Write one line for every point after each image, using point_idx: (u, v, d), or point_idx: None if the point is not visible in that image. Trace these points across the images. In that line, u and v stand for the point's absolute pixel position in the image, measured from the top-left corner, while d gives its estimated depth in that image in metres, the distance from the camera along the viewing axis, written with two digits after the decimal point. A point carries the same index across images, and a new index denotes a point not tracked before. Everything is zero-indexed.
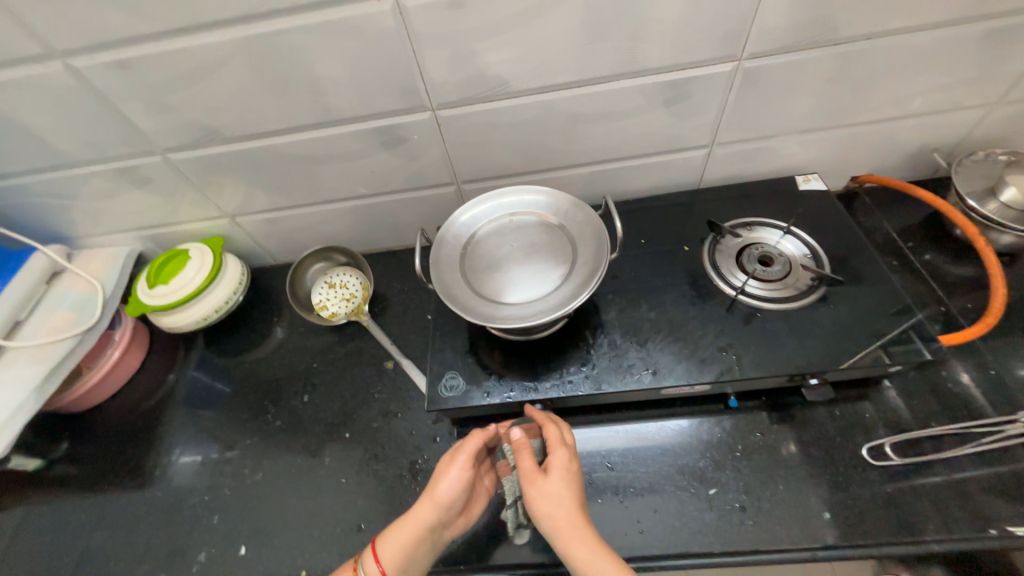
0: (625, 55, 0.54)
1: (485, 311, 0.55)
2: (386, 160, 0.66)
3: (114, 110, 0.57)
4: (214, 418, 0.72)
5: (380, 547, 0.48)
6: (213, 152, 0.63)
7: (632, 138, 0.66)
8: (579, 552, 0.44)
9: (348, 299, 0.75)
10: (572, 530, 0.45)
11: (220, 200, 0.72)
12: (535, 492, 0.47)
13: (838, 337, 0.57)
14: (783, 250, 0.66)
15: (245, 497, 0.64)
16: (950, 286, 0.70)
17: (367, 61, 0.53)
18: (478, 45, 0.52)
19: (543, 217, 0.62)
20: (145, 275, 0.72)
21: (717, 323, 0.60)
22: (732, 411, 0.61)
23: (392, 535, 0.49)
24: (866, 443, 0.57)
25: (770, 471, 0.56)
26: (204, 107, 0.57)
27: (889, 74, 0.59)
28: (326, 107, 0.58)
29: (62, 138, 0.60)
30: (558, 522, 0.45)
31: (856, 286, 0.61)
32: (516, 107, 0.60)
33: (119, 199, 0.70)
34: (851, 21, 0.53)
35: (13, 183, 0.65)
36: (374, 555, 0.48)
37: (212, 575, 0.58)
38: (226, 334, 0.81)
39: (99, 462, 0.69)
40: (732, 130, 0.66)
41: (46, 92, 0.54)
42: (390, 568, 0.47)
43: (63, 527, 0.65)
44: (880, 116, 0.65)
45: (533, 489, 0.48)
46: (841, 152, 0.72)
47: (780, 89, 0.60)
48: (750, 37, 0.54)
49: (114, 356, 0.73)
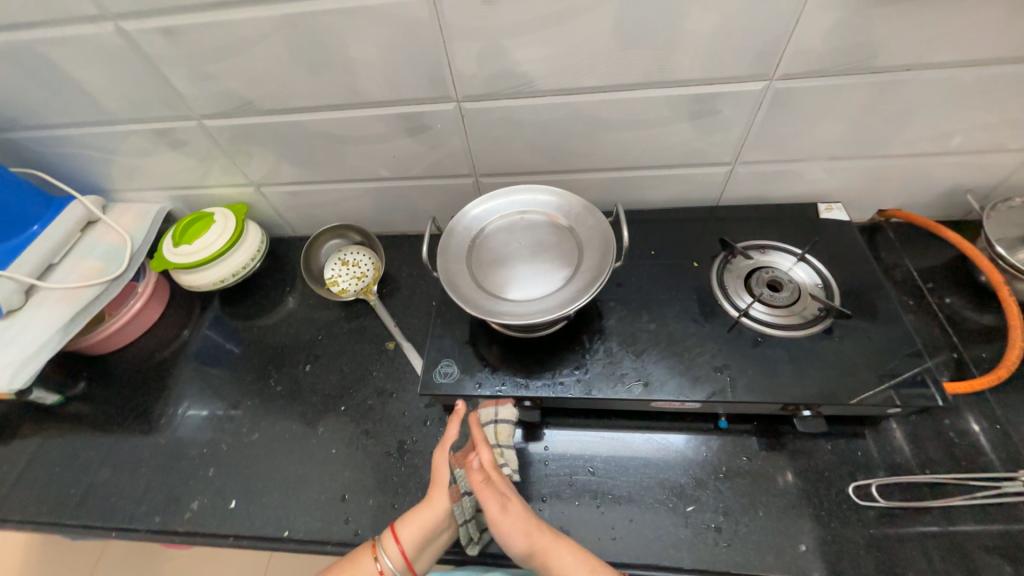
0: (653, 65, 0.54)
1: (485, 304, 0.56)
2: (408, 146, 0.68)
3: (157, 73, 0.59)
4: (220, 377, 0.75)
5: (399, 528, 0.51)
6: (244, 123, 0.66)
7: (653, 148, 0.65)
8: (562, 559, 0.48)
9: (359, 277, 0.79)
10: (550, 542, 0.49)
11: (248, 169, 0.74)
12: (506, 528, 0.49)
13: (838, 371, 0.56)
14: (794, 277, 0.65)
15: (240, 454, 0.66)
16: (967, 333, 0.67)
17: (398, 48, 0.54)
18: (508, 42, 0.53)
19: (553, 218, 0.63)
20: (171, 233, 0.76)
21: (715, 343, 0.60)
22: (721, 432, 0.60)
23: (410, 518, 0.52)
24: (854, 482, 0.56)
25: (752, 497, 0.56)
26: (240, 79, 0.59)
27: (927, 108, 0.57)
28: (356, 89, 0.59)
29: (107, 95, 0.63)
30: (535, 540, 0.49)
31: (865, 321, 0.60)
32: (540, 106, 0.60)
33: (154, 159, 0.73)
34: (892, 50, 0.51)
35: (60, 134, 0.69)
36: (394, 535, 0.51)
37: (201, 524, 0.61)
38: (240, 298, 0.85)
39: (112, 404, 0.73)
40: (757, 151, 0.65)
41: (96, 51, 0.57)
42: (409, 548, 0.50)
43: (72, 461, 0.69)
44: (913, 150, 0.63)
45: (503, 525, 0.49)
46: (868, 184, 0.70)
47: (811, 113, 0.59)
48: (784, 58, 0.52)
49: (136, 305, 0.77)
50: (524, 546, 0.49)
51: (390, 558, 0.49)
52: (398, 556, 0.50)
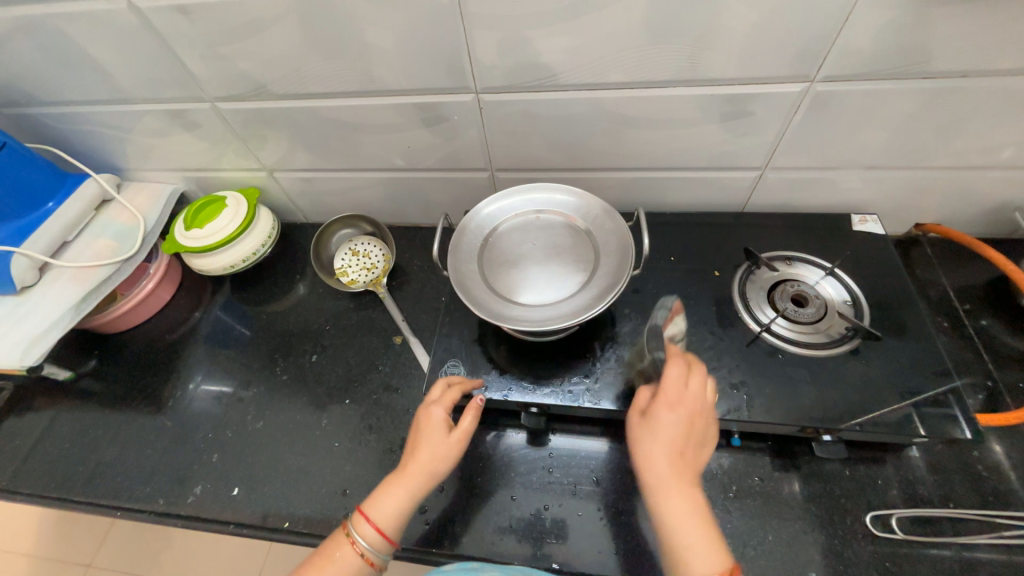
0: (685, 62, 0.51)
1: (495, 307, 0.54)
2: (423, 137, 0.65)
3: (170, 53, 0.58)
4: (227, 362, 0.75)
5: (369, 506, 0.48)
6: (258, 107, 0.64)
7: (679, 149, 0.62)
8: (672, 504, 0.41)
9: (369, 268, 0.78)
10: (670, 487, 0.42)
11: (261, 154, 0.73)
12: (644, 439, 0.44)
13: (862, 395, 0.53)
14: (821, 292, 0.62)
15: (244, 442, 0.67)
16: (1002, 359, 0.64)
17: (417, 35, 0.52)
18: (531, 32, 0.50)
19: (571, 219, 0.60)
20: (183, 216, 0.75)
21: (733, 358, 0.57)
22: (734, 450, 0.58)
23: (380, 496, 0.48)
24: (871, 511, 0.53)
25: (762, 519, 0.54)
26: (254, 62, 0.57)
27: (981, 118, 0.53)
28: (371, 76, 0.57)
29: (122, 74, 0.62)
30: (657, 473, 0.42)
31: (894, 343, 0.57)
32: (562, 101, 0.58)
33: (168, 139, 0.72)
34: (949, 54, 0.47)
35: (75, 111, 0.69)
36: (363, 516, 0.47)
37: (204, 509, 0.61)
38: (250, 283, 0.84)
39: (121, 383, 0.74)
40: (790, 156, 0.61)
41: (109, 27, 0.55)
42: (382, 524, 0.47)
43: (82, 437, 0.70)
44: (960, 162, 0.59)
45: (642, 438, 0.44)
46: (907, 196, 0.66)
47: (852, 119, 0.55)
48: (827, 59, 0.49)
49: (147, 287, 0.77)
50: (648, 469, 0.43)
51: (363, 537, 0.46)
52: (372, 535, 0.46)
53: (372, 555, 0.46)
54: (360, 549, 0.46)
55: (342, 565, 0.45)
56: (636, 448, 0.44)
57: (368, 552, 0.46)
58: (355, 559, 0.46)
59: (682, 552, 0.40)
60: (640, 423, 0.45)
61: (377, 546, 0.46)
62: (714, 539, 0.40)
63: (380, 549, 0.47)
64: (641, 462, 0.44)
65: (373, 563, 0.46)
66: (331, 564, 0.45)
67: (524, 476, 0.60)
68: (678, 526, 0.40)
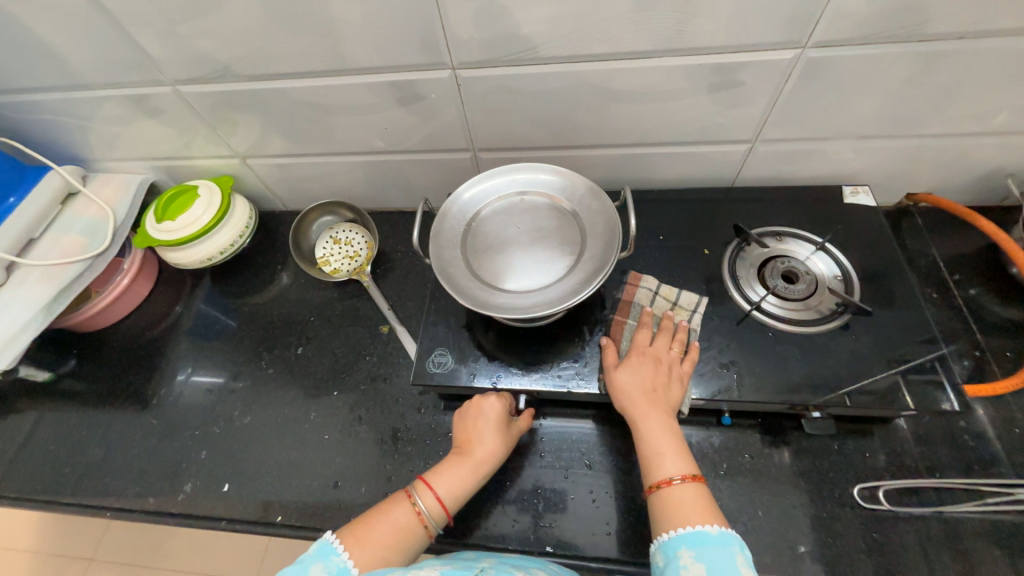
0: (671, 30, 0.48)
1: (480, 295, 0.53)
2: (400, 117, 0.62)
3: (123, 33, 0.54)
4: (211, 357, 0.74)
5: (433, 477, 0.50)
6: (223, 90, 0.60)
7: (667, 123, 0.60)
8: (647, 422, 0.49)
9: (352, 256, 0.76)
10: (647, 409, 0.50)
11: (232, 140, 0.70)
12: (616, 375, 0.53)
13: (852, 371, 0.53)
14: (811, 268, 0.61)
15: (233, 438, 0.66)
16: (990, 328, 0.64)
17: (387, 8, 0.48)
18: (507, 1, 0.47)
19: (555, 200, 0.59)
20: (153, 208, 0.72)
21: (722, 337, 0.57)
22: (724, 428, 0.58)
23: (444, 469, 0.51)
24: (858, 483, 0.54)
25: (752, 496, 0.54)
26: (214, 41, 0.54)
27: (977, 83, 0.51)
28: (341, 54, 0.54)
29: (73, 58, 0.57)
30: (633, 399, 0.51)
31: (884, 318, 0.57)
32: (543, 75, 0.55)
33: (131, 127, 0.69)
34: (946, 15, 0.45)
35: (27, 99, 0.65)
36: (428, 484, 0.49)
37: (195, 506, 0.61)
38: (230, 275, 0.82)
39: (103, 383, 0.72)
40: (782, 128, 0.59)
41: (53, 6, 0.51)
42: (445, 496, 0.49)
43: (67, 438, 0.69)
44: (953, 130, 0.58)
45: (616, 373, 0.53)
46: (899, 166, 0.65)
47: (845, 87, 0.53)
48: (819, 23, 0.46)
49: (123, 282, 0.74)
50: (626, 396, 0.51)
51: (426, 503, 0.48)
52: (434, 503, 0.48)
53: (432, 525, 0.48)
54: (422, 514, 0.47)
55: (402, 525, 0.46)
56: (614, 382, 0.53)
57: (429, 520, 0.47)
58: (417, 522, 0.47)
59: (653, 458, 0.47)
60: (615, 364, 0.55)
61: (436, 516, 0.48)
62: (681, 449, 0.48)
63: (438, 522, 0.48)
64: (619, 391, 0.52)
65: (429, 534, 0.48)
66: (394, 522, 0.46)
67: (515, 462, 0.59)
68: (653, 437, 0.48)
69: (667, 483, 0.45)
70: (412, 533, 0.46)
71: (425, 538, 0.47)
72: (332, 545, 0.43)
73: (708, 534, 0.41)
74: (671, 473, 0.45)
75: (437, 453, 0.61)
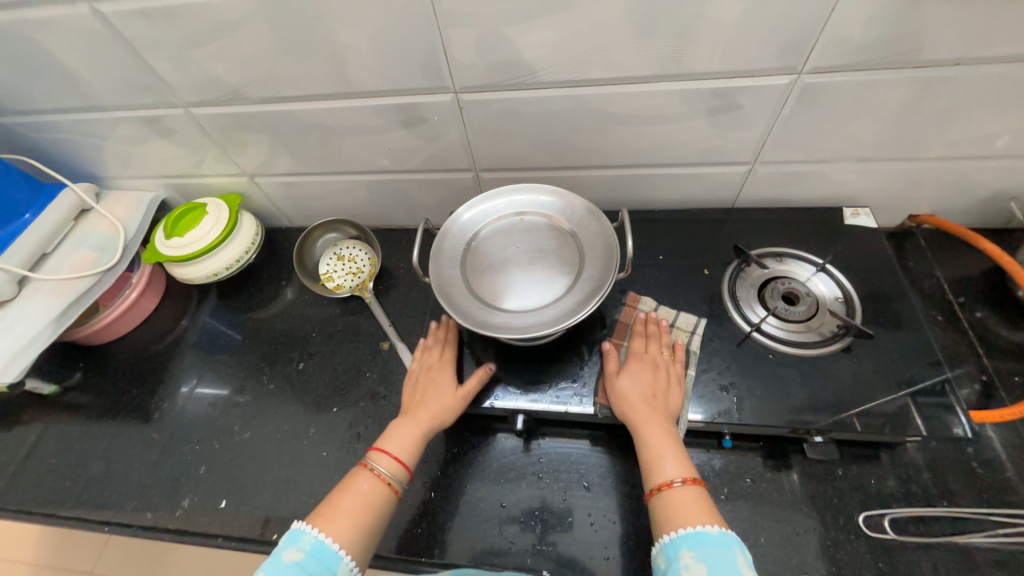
0: (668, 57, 0.49)
1: (478, 315, 0.53)
2: (404, 138, 0.64)
3: (139, 58, 0.56)
4: (214, 371, 0.74)
5: (385, 442, 0.53)
6: (233, 111, 0.62)
7: (666, 145, 0.61)
8: (649, 428, 0.49)
9: (355, 273, 0.78)
10: (648, 416, 0.50)
11: (241, 159, 0.72)
12: (616, 382, 0.54)
13: (855, 395, 0.53)
14: (812, 289, 0.61)
15: (232, 453, 0.66)
16: (997, 352, 0.63)
17: (392, 35, 0.50)
18: (508, 29, 0.48)
19: (554, 220, 0.59)
20: (163, 225, 0.74)
21: (722, 359, 0.57)
22: (725, 451, 0.57)
23: (394, 431, 0.53)
24: (864, 511, 0.53)
25: (755, 522, 0.53)
26: (226, 66, 0.56)
27: (974, 108, 0.51)
28: (347, 78, 0.56)
29: (91, 81, 0.60)
30: (633, 406, 0.51)
31: (886, 341, 0.56)
32: (544, 99, 0.56)
33: (144, 146, 0.71)
34: (941, 42, 0.45)
35: (47, 120, 0.67)
36: (381, 449, 0.52)
37: (192, 522, 0.61)
38: (236, 290, 0.83)
39: (106, 396, 0.73)
40: (781, 150, 0.60)
41: (74, 33, 0.53)
42: (401, 454, 0.52)
43: (70, 452, 0.69)
44: (953, 153, 0.58)
45: (617, 380, 0.54)
46: (899, 188, 0.65)
47: (843, 111, 0.54)
48: (815, 50, 0.47)
49: (131, 296, 0.75)
50: (627, 402, 0.52)
51: (384, 466, 0.51)
52: (392, 463, 0.51)
53: (395, 482, 0.50)
54: (383, 476, 0.50)
55: (367, 491, 0.49)
56: (615, 388, 0.53)
57: (392, 479, 0.50)
58: (379, 485, 0.49)
59: (655, 463, 0.47)
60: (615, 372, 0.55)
61: (397, 474, 0.51)
62: (682, 456, 0.48)
63: (400, 478, 0.51)
64: (621, 397, 0.52)
65: (396, 492, 0.50)
66: (356, 491, 0.48)
67: (512, 482, 0.59)
68: (654, 443, 0.49)
69: (669, 485, 0.45)
70: (378, 495, 0.49)
71: (393, 497, 0.50)
72: (302, 530, 0.45)
73: (708, 534, 0.41)
74: (672, 475, 0.46)
75: (435, 473, 0.60)
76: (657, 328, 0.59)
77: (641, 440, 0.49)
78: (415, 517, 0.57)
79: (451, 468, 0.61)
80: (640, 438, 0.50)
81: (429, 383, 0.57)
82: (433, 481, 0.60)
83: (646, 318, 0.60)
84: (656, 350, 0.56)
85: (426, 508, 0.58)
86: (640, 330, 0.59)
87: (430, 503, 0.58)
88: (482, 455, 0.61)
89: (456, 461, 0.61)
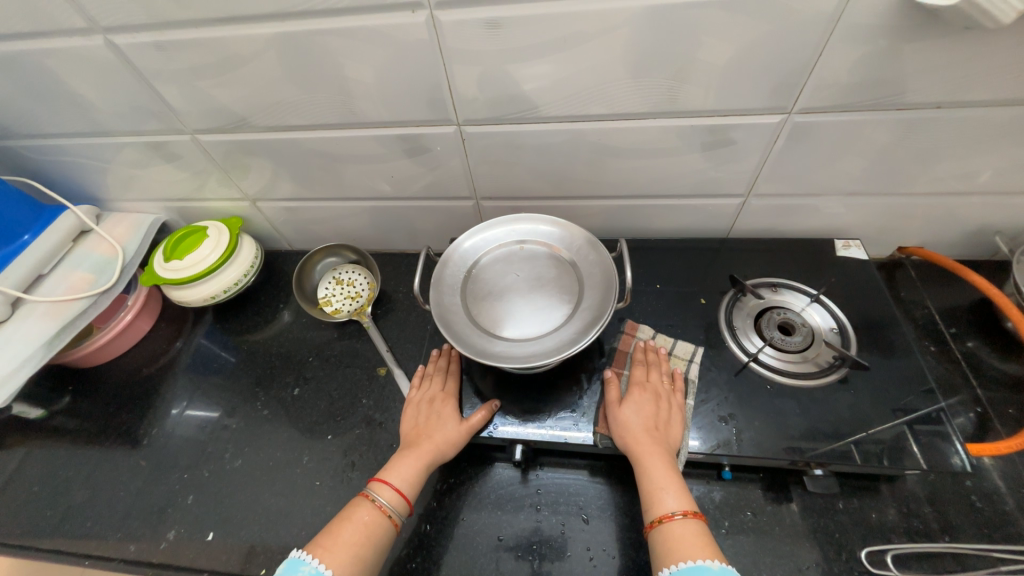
0: (665, 96, 0.51)
1: (478, 343, 0.53)
2: (406, 167, 0.65)
3: (149, 88, 0.57)
4: (207, 394, 0.73)
5: (387, 473, 0.52)
6: (239, 138, 0.63)
7: (663, 177, 0.62)
8: (652, 463, 0.49)
9: (353, 297, 0.78)
10: (649, 449, 0.50)
11: (243, 184, 0.72)
12: (618, 413, 0.53)
13: (854, 427, 0.53)
14: (808, 320, 0.62)
15: (222, 482, 0.64)
16: (992, 383, 0.64)
17: (397, 70, 0.51)
18: (510, 67, 0.50)
19: (554, 249, 0.61)
20: (163, 247, 0.74)
21: (720, 389, 0.57)
22: (724, 483, 0.57)
23: (396, 463, 0.53)
24: (867, 547, 0.52)
25: (755, 557, 0.52)
26: (234, 95, 0.57)
27: (958, 148, 0.53)
28: (352, 109, 0.57)
29: (99, 108, 0.61)
30: (636, 438, 0.51)
31: (881, 372, 0.56)
32: (544, 132, 0.58)
33: (148, 170, 0.71)
34: (922, 87, 0.47)
35: (52, 144, 0.68)
36: (382, 480, 0.51)
37: (178, 555, 0.59)
38: (233, 313, 0.83)
39: (95, 421, 0.71)
40: (772, 184, 0.62)
41: (86, 64, 0.55)
42: (403, 485, 0.51)
43: (53, 479, 0.67)
44: (939, 189, 0.60)
45: (620, 411, 0.54)
46: (889, 221, 0.67)
47: (831, 149, 0.56)
48: (803, 93, 0.49)
49: (126, 318, 0.75)
50: (629, 435, 0.51)
51: (385, 497, 0.50)
52: (393, 495, 0.50)
53: (396, 514, 0.49)
54: (384, 506, 0.49)
55: (367, 522, 0.48)
56: (618, 419, 0.53)
57: (392, 510, 0.49)
58: (380, 516, 0.48)
59: (655, 498, 0.47)
60: (617, 404, 0.55)
61: (398, 506, 0.50)
62: (683, 491, 0.47)
63: (401, 510, 0.50)
64: (624, 429, 0.52)
65: (397, 525, 0.49)
66: (355, 524, 0.47)
67: (509, 513, 0.58)
68: (655, 479, 0.48)
69: (669, 517, 0.45)
70: (379, 527, 0.48)
71: (394, 530, 0.49)
72: (301, 559, 0.44)
73: (709, 568, 0.40)
74: (672, 508, 0.45)
75: (431, 504, 0.59)
76: (663, 360, 0.59)
77: (645, 476, 0.49)
78: (408, 551, 0.56)
79: (447, 498, 0.59)
80: (642, 474, 0.49)
81: (434, 413, 0.58)
82: (428, 513, 0.58)
83: (652, 350, 0.61)
84: (658, 382, 0.56)
85: (420, 541, 0.56)
86: (640, 357, 0.60)
87: (424, 536, 0.57)
88: (480, 485, 0.60)
89: (452, 491, 0.60)
